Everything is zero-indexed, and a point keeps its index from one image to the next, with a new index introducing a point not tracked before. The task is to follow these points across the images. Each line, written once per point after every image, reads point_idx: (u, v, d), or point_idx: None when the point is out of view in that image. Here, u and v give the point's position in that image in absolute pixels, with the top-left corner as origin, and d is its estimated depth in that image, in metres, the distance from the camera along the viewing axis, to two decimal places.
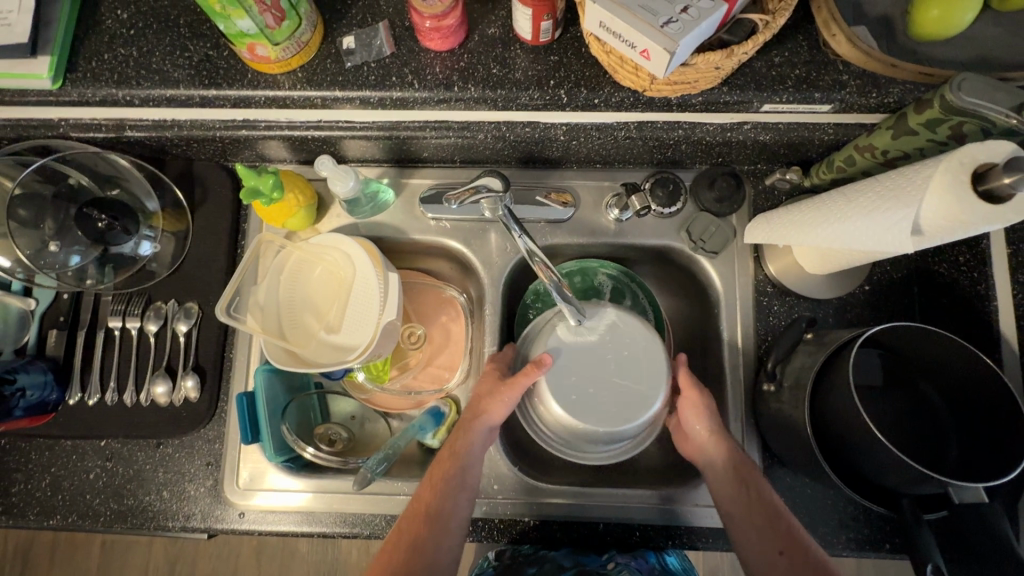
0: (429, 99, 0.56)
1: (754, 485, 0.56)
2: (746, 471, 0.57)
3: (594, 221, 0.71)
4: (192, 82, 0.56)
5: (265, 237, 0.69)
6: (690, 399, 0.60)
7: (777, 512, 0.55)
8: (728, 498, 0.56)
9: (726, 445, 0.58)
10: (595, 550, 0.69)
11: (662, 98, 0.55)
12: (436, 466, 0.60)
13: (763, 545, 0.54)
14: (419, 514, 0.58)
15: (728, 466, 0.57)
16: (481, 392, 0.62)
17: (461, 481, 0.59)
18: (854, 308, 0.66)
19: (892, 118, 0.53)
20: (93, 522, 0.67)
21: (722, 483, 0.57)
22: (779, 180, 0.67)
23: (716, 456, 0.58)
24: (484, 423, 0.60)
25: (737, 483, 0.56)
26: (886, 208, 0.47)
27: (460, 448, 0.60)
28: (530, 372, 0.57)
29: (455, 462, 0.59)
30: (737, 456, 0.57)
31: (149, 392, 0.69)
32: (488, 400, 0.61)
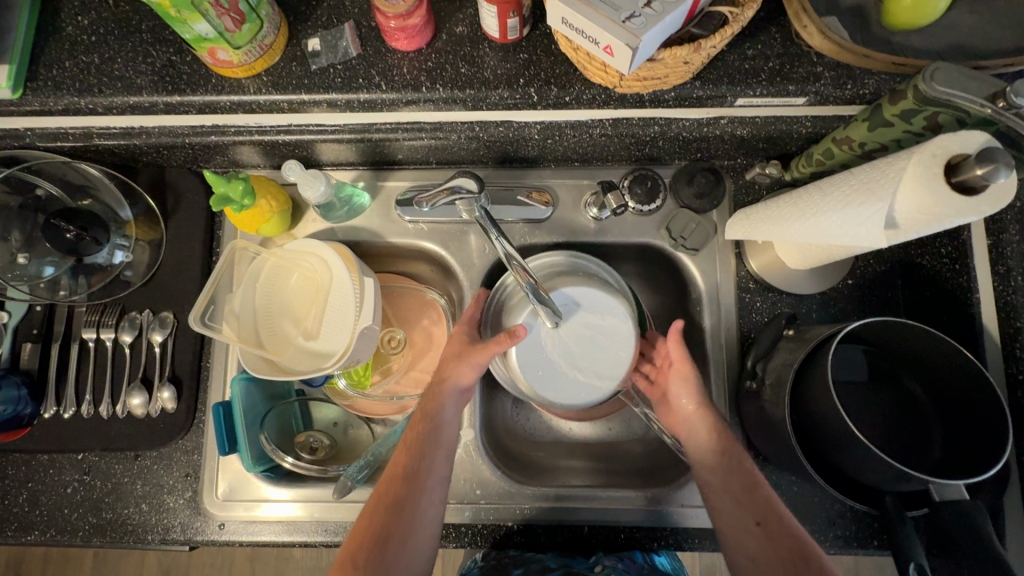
0: (397, 100, 0.55)
1: (734, 455, 0.55)
2: (727, 441, 0.56)
3: (574, 221, 0.71)
4: (155, 88, 0.55)
5: (239, 244, 0.68)
6: (681, 369, 0.59)
7: (756, 483, 0.54)
8: (705, 465, 0.56)
9: (708, 418, 0.58)
10: (581, 552, 0.67)
11: (634, 95, 0.54)
12: (411, 428, 0.60)
13: (740, 515, 0.53)
14: (397, 473, 0.57)
15: (706, 435, 0.57)
16: (450, 355, 0.62)
17: (437, 441, 0.58)
18: (838, 303, 0.65)
19: (867, 109, 0.52)
20: (72, 537, 0.66)
21: (701, 451, 0.57)
22: (759, 175, 0.66)
23: (698, 425, 0.58)
24: (456, 385, 0.60)
25: (715, 452, 0.56)
26: (863, 202, 0.46)
27: (433, 410, 0.59)
28: (502, 342, 0.58)
29: (429, 422, 0.59)
30: (717, 426, 0.57)
31: (125, 404, 0.68)
32: (456, 363, 0.61)
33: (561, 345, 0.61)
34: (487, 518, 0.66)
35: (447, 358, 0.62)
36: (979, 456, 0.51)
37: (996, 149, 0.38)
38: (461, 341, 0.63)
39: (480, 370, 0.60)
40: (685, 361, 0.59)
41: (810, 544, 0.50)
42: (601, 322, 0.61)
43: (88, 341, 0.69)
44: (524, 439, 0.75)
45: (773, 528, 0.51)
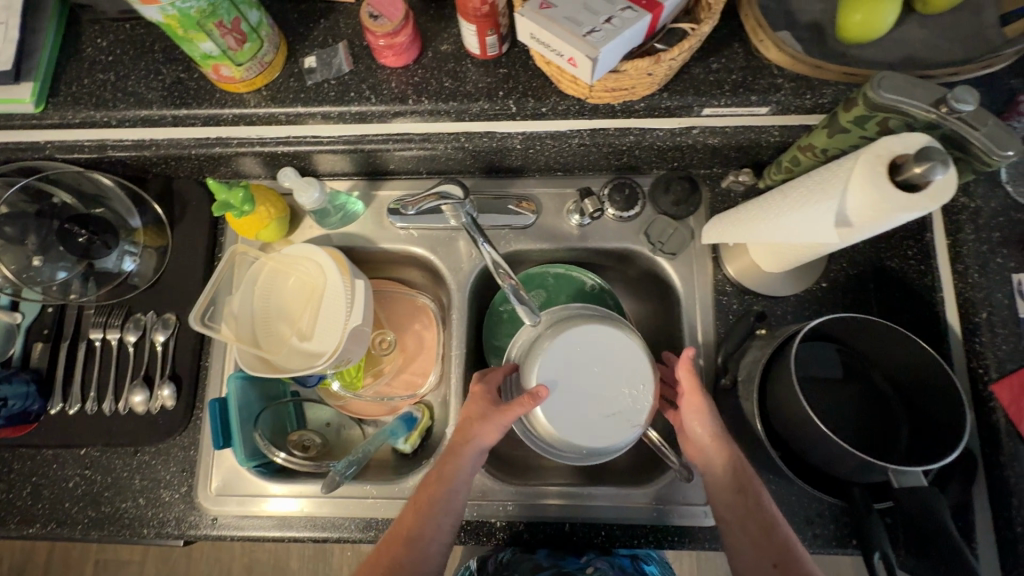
0: (386, 111, 0.59)
1: (751, 495, 0.54)
2: (746, 477, 0.55)
3: (557, 227, 0.74)
4: (164, 103, 0.60)
5: (239, 249, 0.72)
6: (692, 400, 0.57)
7: (788, 541, 0.53)
8: (722, 491, 0.55)
9: (724, 453, 0.56)
10: (574, 552, 0.70)
11: (606, 105, 0.58)
12: (424, 486, 0.59)
13: (757, 556, 0.53)
14: (403, 530, 0.57)
15: (724, 474, 0.55)
16: (474, 415, 0.58)
17: (447, 505, 0.57)
18: (813, 305, 0.67)
19: (826, 118, 0.56)
20: (72, 529, 0.69)
21: (722, 492, 0.55)
22: (734, 182, 0.70)
23: (714, 460, 0.56)
24: (476, 449, 0.57)
25: (733, 493, 0.54)
26: (817, 200, 0.48)
27: (448, 472, 0.58)
28: (525, 404, 0.54)
29: (442, 487, 0.57)
30: (737, 463, 0.55)
31: (127, 401, 0.71)
32: (481, 424, 0.57)
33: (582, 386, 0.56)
34: (475, 515, 0.68)
35: (468, 416, 0.59)
36: (943, 446, 0.52)
37: (932, 147, 0.41)
38: (485, 401, 0.59)
39: (503, 430, 0.57)
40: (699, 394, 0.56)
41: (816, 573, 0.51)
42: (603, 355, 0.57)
43: (94, 341, 0.73)
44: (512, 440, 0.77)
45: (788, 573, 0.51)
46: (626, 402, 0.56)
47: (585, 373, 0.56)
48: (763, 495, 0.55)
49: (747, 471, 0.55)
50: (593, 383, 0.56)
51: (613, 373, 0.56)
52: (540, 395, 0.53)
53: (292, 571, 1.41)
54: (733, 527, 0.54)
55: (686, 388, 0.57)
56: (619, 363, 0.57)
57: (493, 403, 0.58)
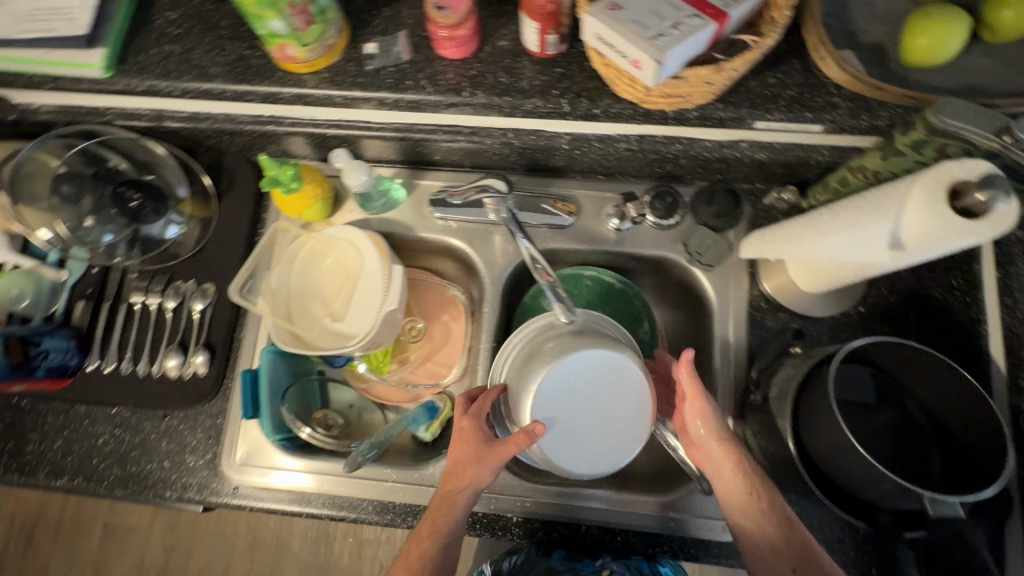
0: (440, 102, 0.60)
1: (762, 496, 0.55)
2: (756, 480, 0.55)
3: (595, 230, 0.74)
4: (226, 77, 0.61)
5: (281, 227, 0.74)
6: (696, 403, 0.57)
7: (805, 543, 0.53)
8: (735, 494, 0.55)
9: (731, 453, 0.56)
10: (590, 555, 0.70)
11: (659, 111, 0.58)
12: (422, 525, 0.59)
13: (776, 558, 0.53)
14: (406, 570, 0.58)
15: (735, 478, 0.56)
16: (467, 458, 0.58)
17: (449, 546, 0.58)
18: (848, 328, 0.66)
19: (882, 140, 0.55)
20: (98, 485, 0.71)
21: (734, 497, 0.56)
22: (776, 199, 0.70)
23: (723, 461, 0.56)
24: (470, 493, 0.58)
25: (745, 496, 0.55)
26: (869, 220, 0.48)
27: (445, 519, 0.58)
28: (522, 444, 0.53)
29: (439, 535, 0.58)
30: (746, 467, 0.56)
31: (161, 365, 0.72)
32: (475, 468, 0.57)
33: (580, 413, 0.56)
34: (490, 507, 0.68)
35: (462, 457, 0.59)
36: (983, 476, 0.51)
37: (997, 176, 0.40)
38: (475, 440, 0.59)
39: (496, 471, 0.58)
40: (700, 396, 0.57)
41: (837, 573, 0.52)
42: (607, 378, 0.56)
43: (135, 304, 0.75)
44: None
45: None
46: (620, 424, 0.57)
47: (588, 397, 0.56)
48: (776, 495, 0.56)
49: (757, 473, 0.56)
50: (594, 405, 0.56)
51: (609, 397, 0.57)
52: (537, 433, 0.53)
53: (294, 551, 1.43)
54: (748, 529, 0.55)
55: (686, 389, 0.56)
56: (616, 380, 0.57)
57: (485, 441, 0.58)
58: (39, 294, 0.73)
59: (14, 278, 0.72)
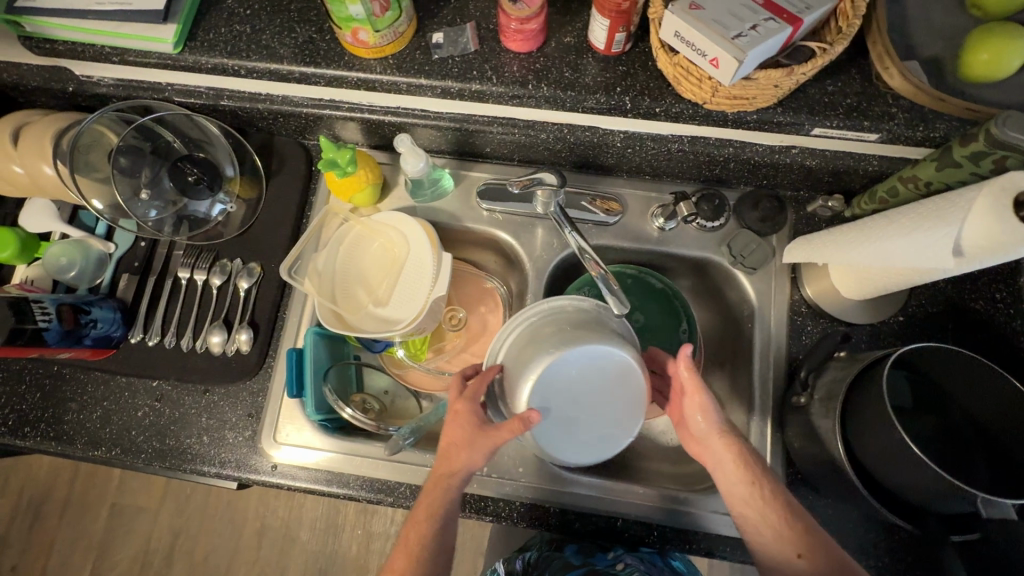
0: (504, 93, 0.61)
1: (764, 486, 0.56)
2: (755, 470, 0.57)
3: (639, 229, 0.75)
4: (295, 59, 0.63)
5: (332, 210, 0.75)
6: (695, 397, 0.58)
7: (807, 528, 0.55)
8: (736, 484, 0.57)
9: (732, 446, 0.58)
10: (603, 550, 0.72)
11: (719, 113, 0.59)
12: (418, 510, 0.59)
13: (781, 546, 0.54)
14: (405, 553, 0.57)
15: (737, 470, 0.57)
16: (459, 441, 0.58)
17: (446, 527, 0.58)
18: (887, 336, 0.68)
19: (937, 151, 0.57)
20: (136, 457, 0.71)
21: (736, 488, 0.57)
22: (821, 207, 0.71)
23: (721, 452, 0.58)
24: (462, 476, 0.58)
25: (747, 485, 0.56)
26: (931, 226, 0.49)
27: (438, 502, 0.58)
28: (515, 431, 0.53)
29: (433, 518, 0.58)
30: (743, 457, 0.57)
31: (205, 341, 0.73)
32: (467, 450, 0.57)
33: (573, 403, 0.56)
34: (526, 496, 0.68)
35: (456, 440, 0.58)
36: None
37: None
38: (468, 424, 0.58)
39: (488, 455, 0.57)
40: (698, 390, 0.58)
41: (845, 557, 0.53)
42: (607, 372, 0.56)
43: (181, 279, 0.75)
44: None
45: (814, 562, 0.53)
46: (608, 421, 0.58)
47: (585, 389, 0.56)
48: (773, 480, 0.57)
49: (755, 462, 0.58)
50: (592, 398, 0.57)
51: (604, 392, 0.57)
52: (531, 421, 0.52)
53: (302, 540, 1.42)
54: (749, 515, 0.57)
55: (686, 385, 0.58)
56: (615, 377, 0.57)
57: (478, 424, 0.58)
58: (86, 265, 0.74)
59: (63, 248, 0.74)
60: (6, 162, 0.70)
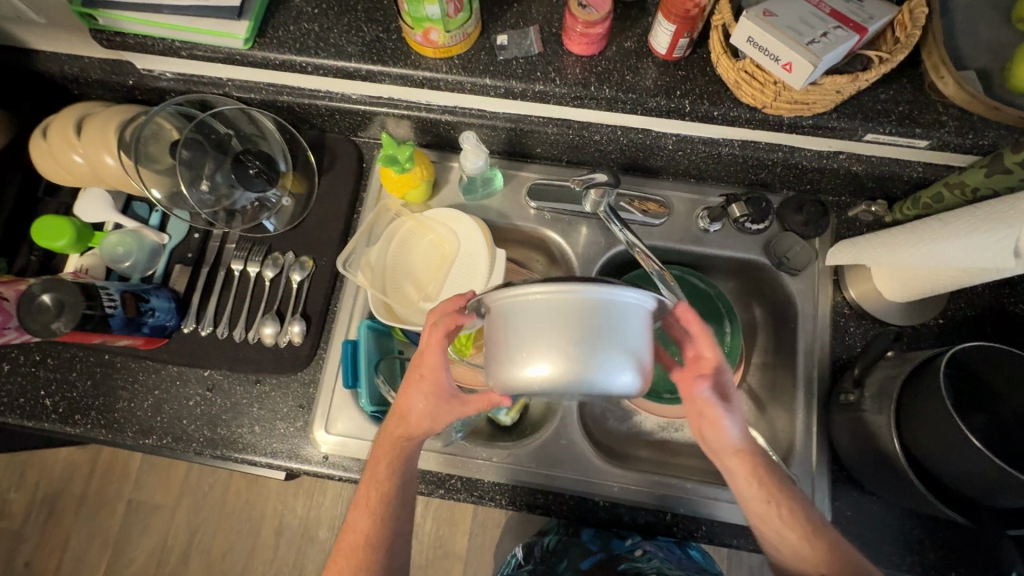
0: (566, 94, 0.63)
1: (782, 505, 0.56)
2: (770, 484, 0.57)
3: (684, 230, 0.77)
4: (362, 57, 0.64)
5: (386, 205, 0.77)
6: (713, 423, 0.57)
7: (832, 544, 0.55)
8: (750, 498, 0.57)
9: (747, 462, 0.57)
10: (620, 537, 0.75)
11: (776, 118, 0.61)
12: (378, 469, 0.62)
13: (803, 560, 0.55)
14: (367, 510, 0.61)
15: (753, 487, 0.57)
16: (424, 409, 0.59)
17: (404, 490, 0.62)
18: (929, 338, 0.69)
19: (986, 158, 0.59)
20: (187, 445, 0.71)
21: (750, 499, 0.58)
22: (864, 212, 0.73)
23: (735, 467, 0.58)
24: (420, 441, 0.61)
25: (765, 504, 0.57)
26: (992, 228, 0.51)
27: (399, 468, 0.61)
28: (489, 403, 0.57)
29: (396, 484, 0.61)
30: (760, 474, 0.57)
31: (257, 332, 0.74)
32: (434, 419, 0.59)
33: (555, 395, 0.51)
34: (578, 489, 0.69)
35: (418, 403, 0.59)
36: None
37: None
38: (432, 393, 0.59)
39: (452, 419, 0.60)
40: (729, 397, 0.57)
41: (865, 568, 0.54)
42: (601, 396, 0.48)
43: (233, 270, 0.77)
44: (608, 429, 0.79)
45: None
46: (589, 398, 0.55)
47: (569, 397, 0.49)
48: (793, 496, 0.58)
49: (773, 479, 0.57)
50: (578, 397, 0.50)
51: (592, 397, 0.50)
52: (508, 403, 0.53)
53: (320, 540, 1.42)
54: (768, 528, 0.57)
55: (700, 409, 0.57)
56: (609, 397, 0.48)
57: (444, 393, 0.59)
58: (141, 255, 0.75)
59: (120, 238, 0.75)
60: (66, 151, 0.72)
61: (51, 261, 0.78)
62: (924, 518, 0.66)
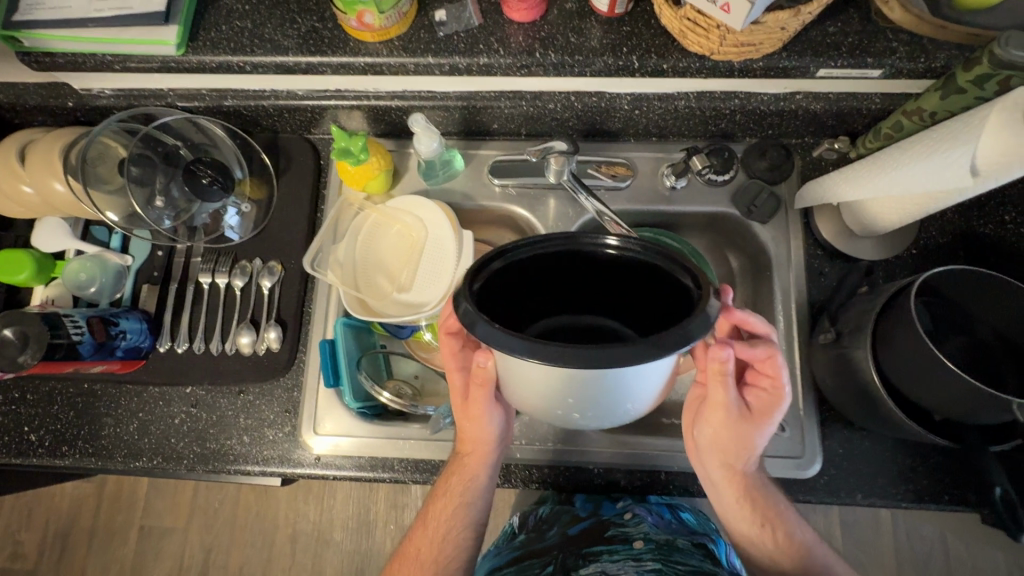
0: (512, 64, 0.62)
1: (774, 529, 0.60)
2: (759, 506, 0.60)
3: (651, 189, 0.76)
4: (300, 50, 0.63)
5: (348, 201, 0.75)
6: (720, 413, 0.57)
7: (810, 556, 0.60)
8: (734, 515, 0.62)
9: (738, 486, 0.60)
10: (610, 501, 0.74)
11: (726, 64, 0.60)
12: (450, 485, 0.65)
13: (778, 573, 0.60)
14: (444, 514, 0.65)
15: (741, 508, 0.61)
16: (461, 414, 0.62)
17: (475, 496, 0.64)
18: (904, 269, 0.69)
19: (939, 80, 0.58)
20: (178, 463, 0.71)
21: (734, 518, 0.62)
22: (826, 150, 0.73)
23: (729, 489, 0.61)
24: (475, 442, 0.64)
25: (755, 526, 0.61)
26: (944, 149, 0.51)
27: (468, 475, 0.64)
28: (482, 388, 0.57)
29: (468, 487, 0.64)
30: (749, 499, 0.61)
31: (234, 342, 0.73)
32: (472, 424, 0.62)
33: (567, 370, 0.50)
34: (569, 461, 0.69)
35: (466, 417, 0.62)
36: None
37: None
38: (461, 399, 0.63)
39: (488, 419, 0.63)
40: (767, 416, 0.57)
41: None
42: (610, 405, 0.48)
43: (202, 284, 0.75)
44: None
45: None
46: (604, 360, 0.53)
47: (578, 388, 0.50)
48: (785, 517, 0.61)
49: (763, 501, 0.61)
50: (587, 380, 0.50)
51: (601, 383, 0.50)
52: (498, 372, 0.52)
53: (336, 542, 1.43)
54: (758, 547, 0.61)
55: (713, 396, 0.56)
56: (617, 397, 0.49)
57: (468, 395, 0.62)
58: (106, 280, 0.74)
59: (81, 264, 0.73)
60: (15, 182, 0.71)
61: (16, 295, 0.77)
62: (916, 447, 0.66)
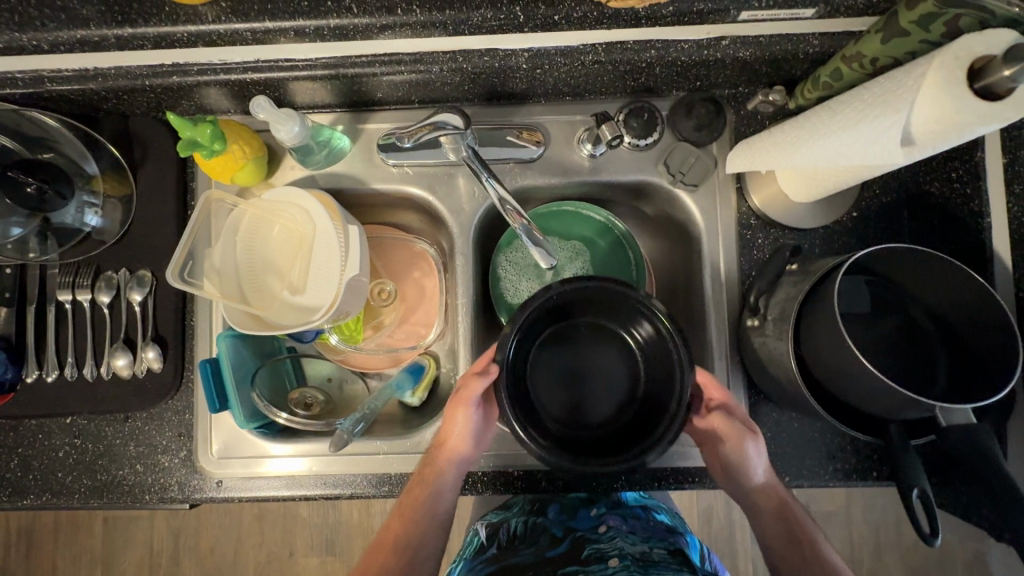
0: (372, 25, 0.52)
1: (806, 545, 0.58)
2: (795, 519, 0.59)
3: (566, 159, 0.67)
4: (104, 21, 0.51)
5: (215, 196, 0.64)
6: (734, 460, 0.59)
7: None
8: (771, 528, 0.59)
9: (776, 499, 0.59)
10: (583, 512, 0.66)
11: (629, 11, 0.51)
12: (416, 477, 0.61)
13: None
14: (401, 518, 0.61)
15: (775, 523, 0.59)
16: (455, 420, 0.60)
17: (427, 511, 0.60)
18: (841, 236, 0.63)
19: (880, 20, 0.48)
20: (68, 498, 0.66)
21: (772, 531, 0.59)
22: (762, 102, 0.63)
23: (763, 506, 0.60)
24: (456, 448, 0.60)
25: (789, 543, 0.58)
26: (877, 115, 0.43)
27: (428, 481, 0.60)
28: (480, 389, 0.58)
29: (426, 492, 0.60)
30: (783, 510, 0.59)
31: (109, 366, 0.65)
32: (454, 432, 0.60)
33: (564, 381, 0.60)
34: (487, 465, 0.66)
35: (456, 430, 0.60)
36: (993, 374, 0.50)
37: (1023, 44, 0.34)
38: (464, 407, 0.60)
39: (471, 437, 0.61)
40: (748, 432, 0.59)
41: None
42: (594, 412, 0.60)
43: (64, 303, 0.67)
44: None
45: None
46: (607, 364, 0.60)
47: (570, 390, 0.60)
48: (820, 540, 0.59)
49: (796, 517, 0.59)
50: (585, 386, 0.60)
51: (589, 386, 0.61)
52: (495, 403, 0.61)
53: (303, 517, 1.44)
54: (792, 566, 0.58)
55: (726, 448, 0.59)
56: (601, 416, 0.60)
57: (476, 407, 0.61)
58: None
59: None
60: None
61: None
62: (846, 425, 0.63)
